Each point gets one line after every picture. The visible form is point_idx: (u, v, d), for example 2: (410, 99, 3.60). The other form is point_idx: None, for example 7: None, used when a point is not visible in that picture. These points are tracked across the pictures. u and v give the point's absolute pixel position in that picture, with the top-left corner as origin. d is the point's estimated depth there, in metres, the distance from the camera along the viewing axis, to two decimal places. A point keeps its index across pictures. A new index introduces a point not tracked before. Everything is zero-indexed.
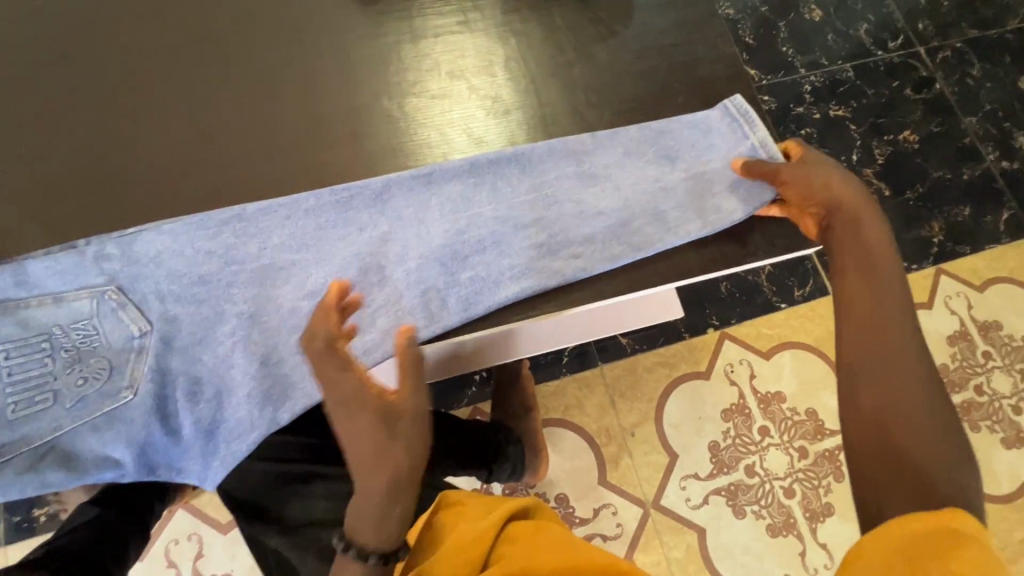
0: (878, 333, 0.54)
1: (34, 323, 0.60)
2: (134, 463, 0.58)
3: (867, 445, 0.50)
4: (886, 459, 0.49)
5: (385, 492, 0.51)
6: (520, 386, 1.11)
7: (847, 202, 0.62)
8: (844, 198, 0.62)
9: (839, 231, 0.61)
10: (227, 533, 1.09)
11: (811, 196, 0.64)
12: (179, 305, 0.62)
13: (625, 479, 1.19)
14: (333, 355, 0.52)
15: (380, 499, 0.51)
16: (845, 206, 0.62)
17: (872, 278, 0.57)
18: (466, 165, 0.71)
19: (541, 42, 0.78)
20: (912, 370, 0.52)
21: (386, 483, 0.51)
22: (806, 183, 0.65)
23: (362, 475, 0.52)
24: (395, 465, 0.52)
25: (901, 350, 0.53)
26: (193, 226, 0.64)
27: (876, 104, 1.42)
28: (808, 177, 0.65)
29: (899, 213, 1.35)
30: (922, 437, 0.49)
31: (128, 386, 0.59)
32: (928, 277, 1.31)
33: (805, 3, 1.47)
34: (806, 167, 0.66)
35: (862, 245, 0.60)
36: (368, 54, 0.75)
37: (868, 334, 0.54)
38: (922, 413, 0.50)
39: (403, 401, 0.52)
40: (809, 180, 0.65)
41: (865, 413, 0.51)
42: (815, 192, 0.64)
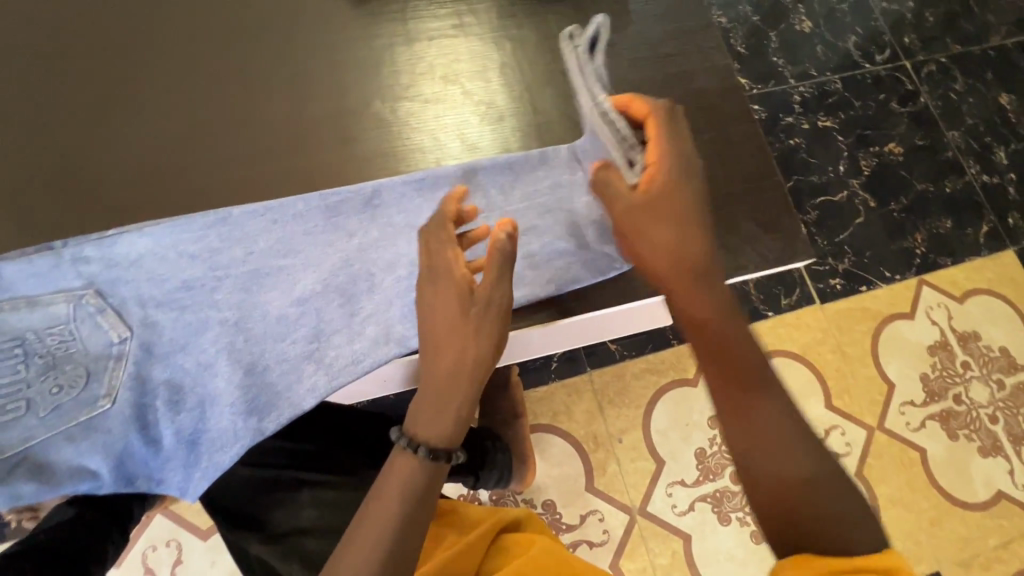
0: (738, 418, 0.51)
1: (6, 327, 0.57)
2: (112, 476, 0.55)
3: (771, 522, 0.49)
4: (788, 522, 0.48)
5: (401, 501, 0.50)
6: (509, 392, 1.10)
7: (640, 233, 0.56)
8: (636, 226, 0.56)
9: (676, 279, 0.55)
10: (207, 540, 1.06)
11: (644, 237, 0.56)
12: (160, 310, 0.60)
13: (613, 486, 1.19)
14: (442, 230, 0.54)
15: (396, 505, 0.50)
16: (634, 232, 0.56)
17: (734, 359, 0.53)
18: (461, 171, 0.70)
19: (536, 49, 0.78)
20: (789, 452, 0.49)
21: (404, 497, 0.50)
22: (652, 212, 0.56)
23: (387, 475, 0.51)
24: (413, 479, 0.51)
25: (753, 403, 0.51)
26: (177, 228, 0.63)
27: (863, 116, 1.44)
28: (657, 209, 0.56)
29: (882, 225, 1.37)
30: (822, 523, 0.47)
31: (105, 394, 0.57)
32: (910, 287, 1.34)
33: (795, 14, 1.48)
34: (648, 219, 0.56)
35: (724, 324, 0.54)
36: (361, 57, 0.74)
37: (736, 421, 0.51)
38: (798, 453, 0.49)
39: (488, 287, 0.51)
40: (650, 208, 0.56)
41: (767, 501, 0.49)
42: (628, 228, 0.57)
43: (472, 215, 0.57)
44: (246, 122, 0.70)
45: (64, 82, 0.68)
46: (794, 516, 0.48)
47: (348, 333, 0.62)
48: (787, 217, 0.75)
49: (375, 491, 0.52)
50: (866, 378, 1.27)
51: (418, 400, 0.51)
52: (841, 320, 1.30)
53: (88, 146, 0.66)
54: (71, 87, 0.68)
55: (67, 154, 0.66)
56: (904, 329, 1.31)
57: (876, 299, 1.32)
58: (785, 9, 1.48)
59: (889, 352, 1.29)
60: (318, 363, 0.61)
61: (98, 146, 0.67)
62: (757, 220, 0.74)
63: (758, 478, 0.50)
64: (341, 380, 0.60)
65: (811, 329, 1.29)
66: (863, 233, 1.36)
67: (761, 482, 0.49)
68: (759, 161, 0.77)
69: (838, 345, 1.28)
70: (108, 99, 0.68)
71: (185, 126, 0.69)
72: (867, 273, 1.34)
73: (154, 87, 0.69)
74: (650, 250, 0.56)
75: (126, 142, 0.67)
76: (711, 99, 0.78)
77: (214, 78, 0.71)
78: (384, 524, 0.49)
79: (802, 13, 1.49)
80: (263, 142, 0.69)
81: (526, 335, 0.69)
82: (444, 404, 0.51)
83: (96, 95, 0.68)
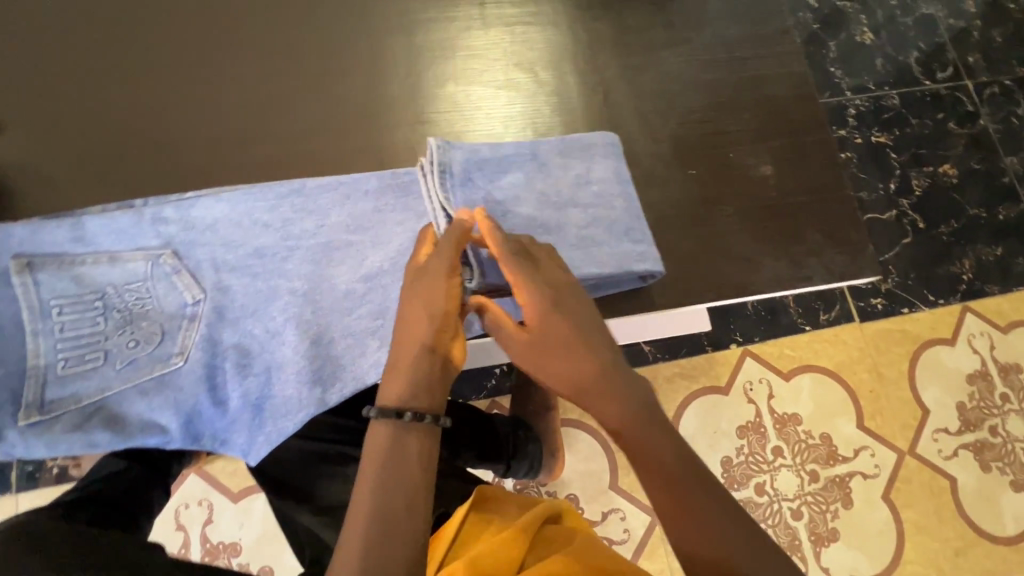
0: (672, 484, 0.48)
1: (89, 281, 0.58)
2: (180, 432, 0.57)
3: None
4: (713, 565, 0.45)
5: (387, 489, 0.48)
6: (544, 383, 1.06)
7: (557, 344, 0.53)
8: (543, 345, 0.54)
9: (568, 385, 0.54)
10: (238, 503, 1.08)
11: (535, 345, 0.54)
12: (234, 275, 0.61)
13: (637, 486, 1.17)
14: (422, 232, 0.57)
15: (382, 493, 0.48)
16: (545, 353, 0.54)
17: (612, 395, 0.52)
18: (513, 155, 0.66)
19: (612, 42, 0.77)
20: (714, 509, 0.47)
21: (389, 485, 0.48)
22: (530, 332, 0.54)
23: (366, 471, 0.49)
24: (396, 465, 0.49)
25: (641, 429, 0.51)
26: (251, 195, 0.63)
27: (918, 134, 1.40)
28: (532, 320, 0.54)
29: (930, 247, 1.34)
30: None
31: (178, 352, 0.58)
32: (954, 313, 1.31)
33: (857, 25, 1.44)
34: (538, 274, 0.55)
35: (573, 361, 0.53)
36: (436, 40, 0.74)
37: (668, 481, 0.48)
38: (726, 518, 0.47)
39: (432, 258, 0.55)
40: (530, 333, 0.54)
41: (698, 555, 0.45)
42: (541, 338, 0.54)
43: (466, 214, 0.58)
44: (321, 96, 0.70)
45: (150, 45, 0.69)
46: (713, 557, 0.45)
47: None
48: (855, 232, 0.73)
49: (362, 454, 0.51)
50: (899, 400, 1.25)
51: (404, 374, 0.52)
52: (880, 341, 1.27)
53: (172, 111, 0.68)
54: (156, 52, 0.69)
55: (151, 118, 0.68)
56: (944, 354, 1.28)
57: (916, 322, 1.29)
58: (847, 19, 1.45)
59: (926, 378, 1.26)
60: (381, 340, 0.61)
61: (181, 111, 0.68)
62: (824, 233, 0.72)
63: (679, 539, 0.46)
64: None
65: (849, 345, 1.27)
66: (908, 253, 1.33)
67: (690, 549, 0.46)
68: (831, 173, 0.75)
69: (874, 365, 1.26)
70: (191, 66, 0.69)
71: (262, 97, 0.70)
72: (909, 294, 1.31)
73: (235, 56, 0.70)
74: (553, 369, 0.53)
75: (206, 109, 0.69)
76: (787, 107, 0.76)
77: (292, 51, 0.71)
78: (369, 516, 0.47)
79: (864, 25, 1.45)
80: (336, 118, 0.70)
81: None
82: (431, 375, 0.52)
83: (179, 62, 0.69)
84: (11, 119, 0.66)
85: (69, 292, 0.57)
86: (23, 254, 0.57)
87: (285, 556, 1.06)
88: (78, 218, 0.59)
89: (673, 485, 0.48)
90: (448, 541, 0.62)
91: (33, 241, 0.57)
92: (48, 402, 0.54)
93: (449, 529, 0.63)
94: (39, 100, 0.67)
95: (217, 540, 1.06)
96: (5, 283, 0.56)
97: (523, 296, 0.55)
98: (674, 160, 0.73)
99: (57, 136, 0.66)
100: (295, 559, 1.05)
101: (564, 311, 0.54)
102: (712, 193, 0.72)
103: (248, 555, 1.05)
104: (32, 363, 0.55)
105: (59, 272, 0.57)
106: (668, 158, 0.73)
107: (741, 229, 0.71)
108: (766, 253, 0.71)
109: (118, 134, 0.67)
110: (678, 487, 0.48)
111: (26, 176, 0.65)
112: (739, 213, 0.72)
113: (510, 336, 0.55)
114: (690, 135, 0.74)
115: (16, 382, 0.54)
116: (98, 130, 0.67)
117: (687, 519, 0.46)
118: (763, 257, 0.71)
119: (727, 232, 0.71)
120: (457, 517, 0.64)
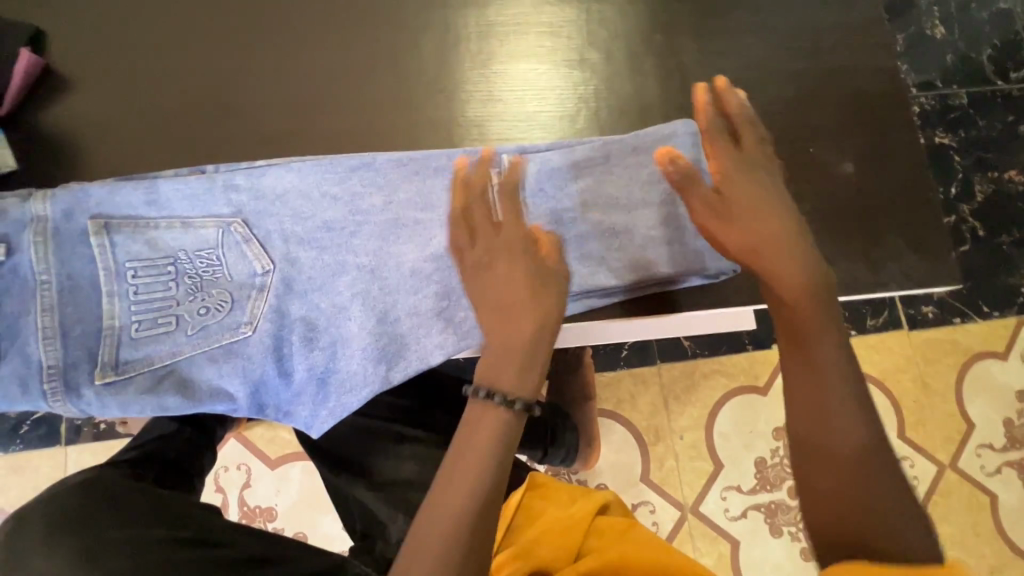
0: (816, 415, 0.46)
1: (160, 245, 0.59)
2: (247, 401, 0.59)
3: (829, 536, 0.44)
4: (845, 538, 0.43)
5: (484, 472, 0.47)
6: (580, 372, 0.95)
7: (776, 237, 0.51)
8: (772, 236, 0.51)
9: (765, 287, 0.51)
10: (276, 469, 1.00)
11: (736, 226, 0.52)
12: (302, 248, 0.61)
13: (667, 480, 1.02)
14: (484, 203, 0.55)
15: (479, 475, 0.47)
16: (767, 243, 0.51)
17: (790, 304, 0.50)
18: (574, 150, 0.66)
19: (691, 22, 0.72)
20: (854, 442, 0.45)
21: (487, 469, 0.47)
22: (731, 213, 0.53)
23: (461, 444, 0.48)
24: (497, 448, 0.48)
25: (808, 373, 0.47)
26: (322, 167, 0.62)
27: (986, 136, 1.20)
28: (736, 202, 0.53)
29: (986, 259, 1.15)
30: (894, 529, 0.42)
31: (247, 322, 0.59)
32: (1010, 325, 1.12)
33: (927, 15, 1.22)
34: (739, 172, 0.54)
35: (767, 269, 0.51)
36: (510, 16, 0.72)
37: (813, 414, 0.46)
38: (869, 475, 0.44)
39: (731, 192, 0.53)
40: (730, 210, 0.53)
41: (822, 508, 0.45)
42: (741, 221, 0.52)
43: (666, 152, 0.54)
44: (391, 71, 0.69)
45: (222, 8, 0.68)
46: (839, 513, 0.43)
47: None
48: (936, 237, 0.70)
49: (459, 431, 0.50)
50: (942, 413, 1.08)
51: (504, 365, 0.49)
52: (928, 350, 1.10)
53: (243, 77, 0.68)
54: (227, 15, 0.68)
55: (225, 84, 0.67)
56: (995, 370, 1.10)
57: (967, 333, 1.11)
58: (916, 4, 1.23)
59: (974, 389, 1.09)
60: (447, 321, 0.61)
61: (253, 78, 0.68)
62: (905, 238, 0.69)
63: (811, 488, 0.45)
64: (469, 341, 0.60)
65: (894, 353, 1.10)
66: (962, 265, 1.15)
67: (825, 509, 0.44)
68: (915, 175, 0.71)
69: (920, 374, 1.09)
70: (262, 31, 0.68)
71: (332, 68, 0.69)
72: (962, 302, 1.13)
73: (306, 23, 0.69)
74: (779, 272, 0.50)
75: (278, 78, 0.68)
76: (873, 103, 0.72)
77: (363, 20, 0.69)
78: (463, 496, 0.46)
79: (935, 12, 1.22)
80: (407, 94, 0.69)
81: (633, 324, 0.67)
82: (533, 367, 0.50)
83: (251, 27, 0.68)
84: (86, 77, 0.66)
85: (142, 256, 0.59)
86: (99, 215, 0.58)
87: (322, 523, 0.99)
88: (153, 181, 0.60)
89: (856, 463, 0.44)
90: (503, 528, 0.62)
91: (108, 202, 0.59)
92: (122, 362, 0.56)
93: (504, 517, 0.63)
94: (113, 60, 0.67)
95: (253, 504, 0.99)
96: (83, 244, 0.57)
97: (721, 184, 0.54)
98: None
99: (131, 98, 0.66)
100: (332, 526, 0.97)
101: (771, 207, 0.53)
102: (792, 188, 0.69)
103: (284, 520, 0.98)
104: (107, 323, 0.57)
105: (133, 235, 0.59)
106: None
107: (817, 229, 0.68)
108: (840, 255, 0.68)
109: (192, 100, 0.67)
110: (815, 433, 0.46)
111: (102, 137, 0.66)
112: (817, 211, 0.69)
113: (726, 218, 0.53)
114: (769, 126, 0.71)
115: (92, 342, 0.56)
116: (173, 94, 0.67)
117: (810, 461, 0.46)
118: (837, 258, 0.68)
119: None
120: (510, 505, 0.64)
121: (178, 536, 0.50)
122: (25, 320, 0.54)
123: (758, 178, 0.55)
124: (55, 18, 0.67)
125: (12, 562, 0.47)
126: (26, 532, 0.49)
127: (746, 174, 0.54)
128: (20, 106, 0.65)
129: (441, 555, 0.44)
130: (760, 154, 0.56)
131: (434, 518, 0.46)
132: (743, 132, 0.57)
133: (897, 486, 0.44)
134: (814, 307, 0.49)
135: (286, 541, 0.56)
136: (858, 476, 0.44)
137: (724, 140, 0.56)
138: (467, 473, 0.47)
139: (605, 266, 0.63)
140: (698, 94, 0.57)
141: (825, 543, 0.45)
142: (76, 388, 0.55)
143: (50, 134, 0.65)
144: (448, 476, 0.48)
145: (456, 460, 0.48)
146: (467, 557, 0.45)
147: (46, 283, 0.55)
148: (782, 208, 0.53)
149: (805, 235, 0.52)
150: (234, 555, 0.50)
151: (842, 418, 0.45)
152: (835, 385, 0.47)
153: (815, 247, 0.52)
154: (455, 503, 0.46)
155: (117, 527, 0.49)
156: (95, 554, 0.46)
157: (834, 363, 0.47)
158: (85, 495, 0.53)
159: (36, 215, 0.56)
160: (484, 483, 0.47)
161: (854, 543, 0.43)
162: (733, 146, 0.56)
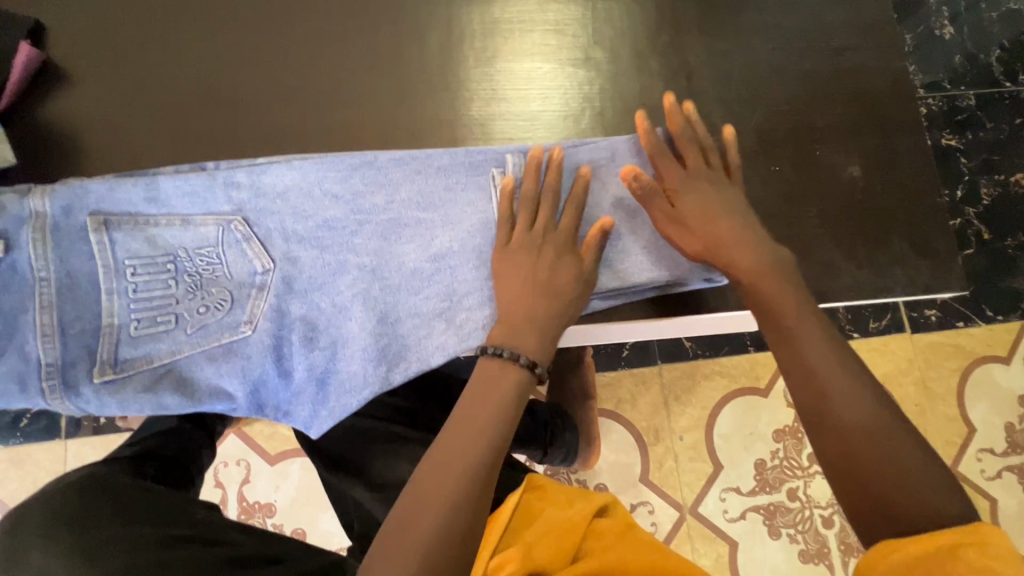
0: (818, 388, 0.48)
1: (160, 243, 0.59)
2: (246, 400, 0.59)
3: (850, 505, 0.45)
4: (879, 511, 0.44)
5: (471, 462, 0.48)
6: (581, 371, 0.94)
7: (727, 237, 0.56)
8: (724, 238, 0.56)
9: (748, 277, 0.55)
10: (275, 465, 1.00)
11: (693, 232, 0.58)
12: (302, 247, 0.61)
13: (666, 482, 1.02)
14: (501, 203, 0.58)
15: (465, 464, 0.48)
16: (721, 244, 0.56)
17: (773, 293, 0.53)
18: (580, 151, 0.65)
19: (698, 21, 0.71)
20: (864, 411, 0.46)
21: (473, 460, 0.48)
22: (684, 222, 0.58)
23: (449, 435, 0.50)
24: (485, 438, 0.49)
25: (798, 359, 0.50)
26: (323, 165, 0.62)
27: (992, 140, 1.19)
28: (688, 212, 0.58)
29: (990, 263, 1.14)
30: (908, 489, 0.43)
31: (247, 321, 0.59)
32: (1012, 330, 1.11)
33: (937, 17, 1.20)
34: (696, 182, 0.59)
35: (744, 261, 0.55)
36: (515, 14, 0.71)
37: (814, 384, 0.48)
38: (879, 442, 0.45)
39: (686, 198, 0.59)
40: (684, 220, 0.58)
41: (837, 471, 0.46)
42: (696, 228, 0.58)
43: (626, 169, 0.59)
44: (394, 68, 0.68)
45: (223, 2, 0.67)
46: (865, 487, 0.44)
47: (480, 296, 0.60)
48: (942, 241, 0.69)
49: (458, 412, 0.51)
50: (944, 418, 1.07)
51: (489, 361, 0.52)
52: (930, 354, 1.09)
53: (244, 71, 0.67)
54: (229, 10, 0.67)
55: (226, 79, 0.67)
56: (998, 374, 1.09)
57: (971, 337, 1.10)
58: (925, 4, 1.21)
59: (976, 393, 1.08)
60: (448, 322, 0.60)
61: (254, 74, 0.67)
62: (907, 241, 0.69)
63: (826, 455, 0.47)
64: (470, 343, 0.59)
65: (897, 356, 1.08)
66: (966, 269, 1.14)
67: (847, 473, 0.45)
68: (922, 179, 0.70)
69: (922, 378, 1.08)
70: (263, 27, 0.68)
71: (334, 64, 0.68)
72: (964, 306, 1.12)
73: (308, 17, 0.68)
74: (738, 265, 0.55)
75: (280, 74, 0.67)
76: (876, 102, 0.71)
77: (366, 16, 0.69)
78: (449, 485, 0.47)
79: (944, 14, 1.21)
80: (410, 92, 0.68)
81: (636, 325, 0.66)
82: (517, 362, 0.52)
83: (253, 22, 0.68)
84: (86, 71, 0.66)
85: (142, 253, 0.59)
86: (98, 211, 0.58)
87: (321, 520, 0.99)
88: (152, 178, 0.59)
89: (867, 432, 0.46)
90: (500, 528, 0.56)
91: (108, 199, 0.58)
92: (121, 361, 0.56)
93: (500, 516, 0.58)
94: (114, 54, 0.66)
95: (253, 500, 0.98)
96: (82, 241, 0.57)
97: (676, 194, 0.59)
98: (757, 153, 0.69)
99: (132, 93, 0.66)
100: (331, 523, 0.97)
101: (722, 211, 0.58)
102: (798, 191, 0.69)
103: (283, 516, 0.98)
104: (106, 321, 0.57)
105: (133, 232, 0.58)
106: (750, 149, 0.69)
107: (822, 233, 0.68)
108: (846, 258, 0.68)
109: (194, 95, 0.66)
110: (823, 400, 0.48)
111: (103, 132, 0.65)
112: (823, 215, 0.68)
113: (682, 227, 0.59)
114: (775, 127, 0.70)
115: (91, 340, 0.56)
116: (175, 89, 0.66)
117: (824, 430, 0.47)
118: (842, 262, 0.67)
119: (807, 234, 0.68)
120: (509, 505, 0.58)
121: (177, 535, 0.49)
122: (24, 317, 0.54)
123: (716, 184, 0.59)
124: (55, 10, 0.66)
125: (11, 560, 0.47)
126: (26, 530, 0.49)
127: (707, 186, 0.59)
128: (20, 99, 0.64)
129: (450, 523, 0.45)
130: (704, 168, 0.60)
131: (418, 510, 0.46)
132: (685, 149, 0.60)
133: (914, 450, 0.45)
134: (782, 295, 0.53)
135: (286, 541, 0.55)
136: (870, 446, 0.45)
137: (668, 159, 0.60)
138: (450, 463, 0.48)
139: (609, 266, 0.62)
140: (637, 124, 0.61)
141: (853, 509, 0.45)
142: (75, 386, 0.55)
143: (50, 129, 0.65)
144: (432, 467, 0.48)
145: (442, 450, 0.49)
146: (473, 524, 0.46)
147: (45, 280, 0.55)
148: (745, 211, 0.58)
149: (756, 232, 0.57)
150: (233, 554, 0.49)
151: (845, 392, 0.47)
152: (824, 364, 0.49)
153: (768, 240, 0.57)
154: (439, 494, 0.46)
155: (115, 525, 0.49)
156: (93, 553, 0.46)
157: (824, 338, 0.50)
158: (84, 491, 0.52)
159: (35, 211, 0.56)
160: (470, 472, 0.47)
161: (892, 513, 0.43)
162: (678, 164, 0.60)
